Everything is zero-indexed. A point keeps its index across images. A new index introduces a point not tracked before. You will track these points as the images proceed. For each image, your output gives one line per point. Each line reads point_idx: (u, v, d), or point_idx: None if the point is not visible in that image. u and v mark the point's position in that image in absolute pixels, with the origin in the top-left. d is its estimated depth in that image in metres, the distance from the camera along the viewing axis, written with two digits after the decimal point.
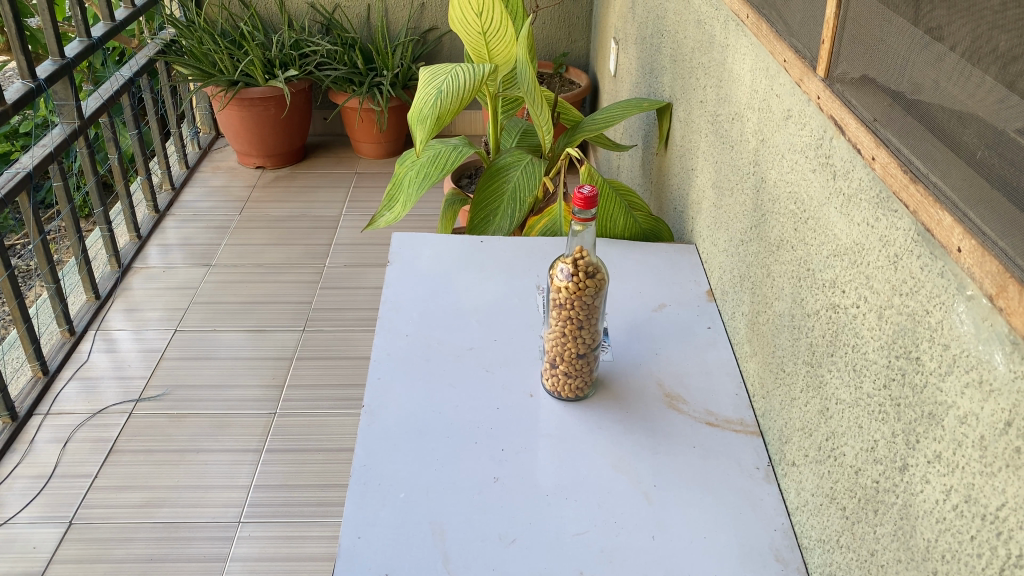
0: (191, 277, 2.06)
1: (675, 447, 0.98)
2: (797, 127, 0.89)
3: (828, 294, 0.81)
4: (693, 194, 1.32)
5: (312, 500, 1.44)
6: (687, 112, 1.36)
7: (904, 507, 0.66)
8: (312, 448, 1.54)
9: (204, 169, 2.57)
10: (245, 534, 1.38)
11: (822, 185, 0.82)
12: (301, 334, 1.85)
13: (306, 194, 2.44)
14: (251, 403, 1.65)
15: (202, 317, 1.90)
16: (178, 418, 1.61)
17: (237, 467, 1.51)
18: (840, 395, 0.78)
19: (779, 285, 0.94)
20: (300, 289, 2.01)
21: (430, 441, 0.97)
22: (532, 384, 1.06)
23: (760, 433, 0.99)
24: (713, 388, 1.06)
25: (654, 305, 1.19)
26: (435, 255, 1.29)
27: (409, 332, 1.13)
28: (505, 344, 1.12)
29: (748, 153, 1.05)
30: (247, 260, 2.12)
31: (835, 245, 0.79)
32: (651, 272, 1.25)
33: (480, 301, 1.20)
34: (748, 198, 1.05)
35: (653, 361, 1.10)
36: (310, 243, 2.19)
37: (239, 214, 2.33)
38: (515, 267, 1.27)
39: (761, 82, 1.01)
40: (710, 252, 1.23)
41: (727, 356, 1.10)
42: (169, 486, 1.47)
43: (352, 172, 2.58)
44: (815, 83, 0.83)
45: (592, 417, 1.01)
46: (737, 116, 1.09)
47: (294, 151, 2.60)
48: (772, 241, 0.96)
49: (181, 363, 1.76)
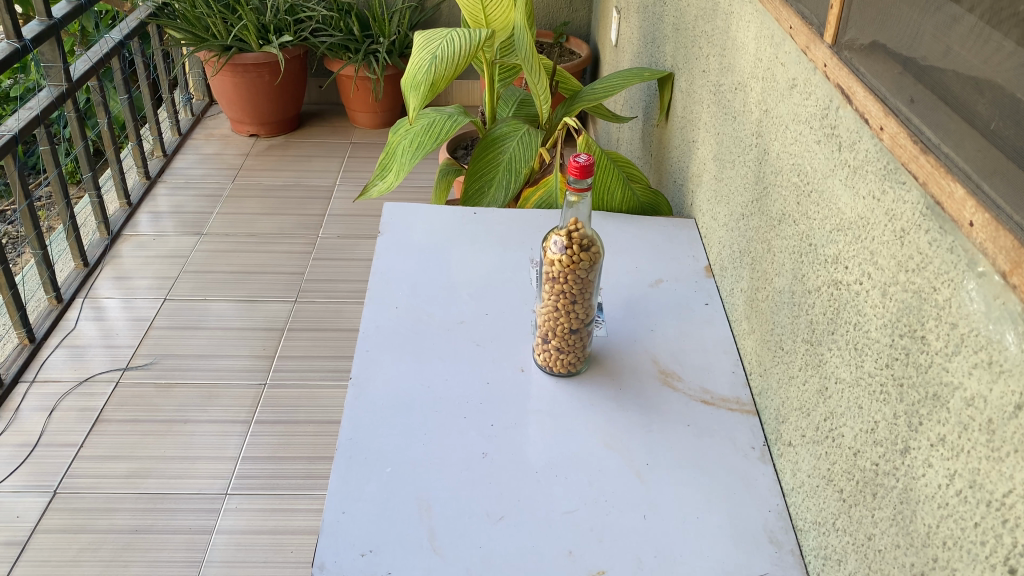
0: (182, 245, 2.02)
1: (670, 426, 0.95)
2: (803, 96, 0.85)
3: (830, 269, 0.78)
4: (694, 167, 1.29)
5: (301, 472, 1.42)
6: (689, 82, 1.33)
7: (904, 491, 0.63)
8: (302, 420, 1.52)
9: (196, 136, 2.52)
10: (231, 506, 1.36)
11: (827, 158, 0.79)
12: (293, 306, 1.82)
13: (300, 162, 2.40)
14: (240, 374, 1.62)
15: (192, 286, 1.87)
16: (166, 388, 1.59)
17: (225, 438, 1.48)
18: (840, 375, 0.75)
19: (779, 260, 0.92)
20: (292, 259, 1.97)
21: (417, 416, 0.95)
22: (524, 360, 1.03)
23: (755, 412, 0.97)
24: (710, 365, 1.03)
25: (651, 280, 1.16)
26: (428, 224, 1.26)
27: (399, 304, 1.10)
28: (497, 318, 1.09)
29: (751, 125, 1.02)
30: (239, 229, 2.08)
31: (839, 219, 0.76)
32: (649, 247, 1.22)
33: (472, 273, 1.16)
34: (750, 170, 1.02)
35: (648, 338, 1.07)
36: (303, 213, 2.16)
37: (232, 182, 2.29)
38: (510, 239, 1.24)
39: (766, 50, 0.97)
40: (709, 226, 1.20)
41: (724, 333, 1.07)
42: (156, 457, 1.45)
43: (348, 141, 2.54)
44: (821, 50, 0.80)
45: (585, 393, 0.99)
46: (740, 86, 1.06)
47: (288, 119, 2.55)
48: (773, 216, 0.93)
49: (169, 333, 1.73)
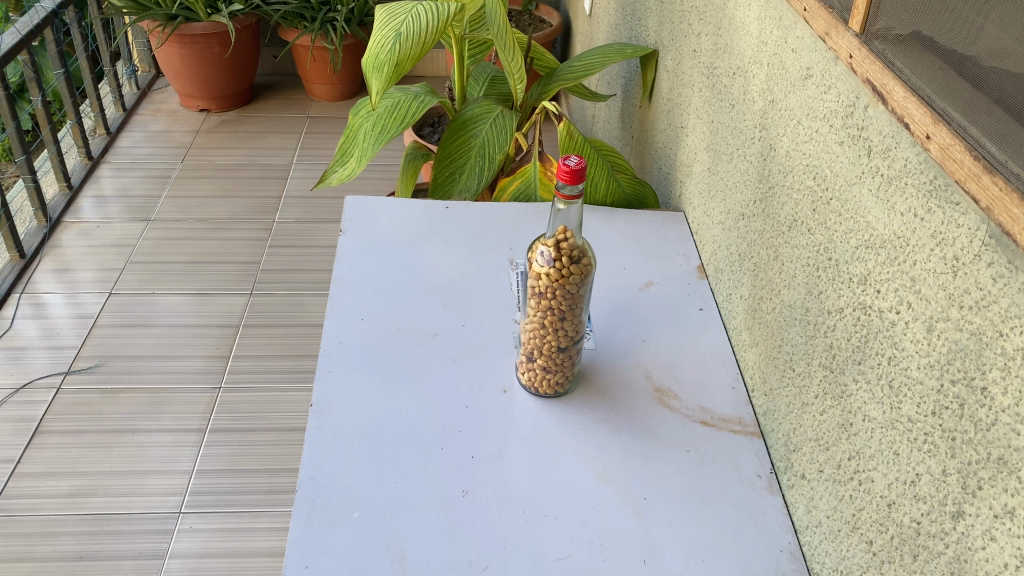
0: (128, 233, 1.88)
1: (667, 452, 0.87)
2: (820, 89, 0.75)
3: (856, 290, 0.69)
4: (683, 156, 1.19)
5: (261, 487, 1.32)
6: (677, 61, 1.22)
7: (956, 561, 0.55)
8: (261, 427, 1.42)
9: (142, 111, 2.36)
10: (186, 526, 1.26)
11: (852, 163, 0.69)
12: (249, 299, 1.70)
13: (255, 139, 2.26)
14: (193, 376, 1.51)
15: (139, 278, 1.74)
16: (112, 394, 1.47)
17: (177, 450, 1.37)
18: (870, 413, 0.67)
19: (788, 271, 0.82)
20: (247, 247, 1.85)
21: (388, 449, 0.85)
22: (506, 378, 0.93)
23: (760, 433, 0.88)
24: (708, 380, 0.94)
25: (640, 283, 1.07)
26: (394, 220, 1.15)
27: (365, 315, 0.99)
28: (474, 330, 0.99)
29: (753, 115, 0.92)
30: (189, 214, 1.95)
31: (868, 235, 0.67)
32: (636, 245, 1.13)
33: (446, 277, 1.06)
34: (751, 166, 0.92)
35: (639, 349, 0.98)
36: (259, 195, 2.02)
37: (181, 162, 2.14)
38: (485, 236, 1.13)
39: (772, 34, 0.87)
40: (701, 222, 1.10)
41: (722, 343, 0.98)
42: (102, 473, 1.33)
43: (305, 115, 2.39)
44: (846, 38, 0.70)
45: (574, 417, 0.90)
46: (740, 71, 0.96)
47: (240, 93, 2.40)
48: (781, 220, 0.84)
49: (115, 332, 1.60)
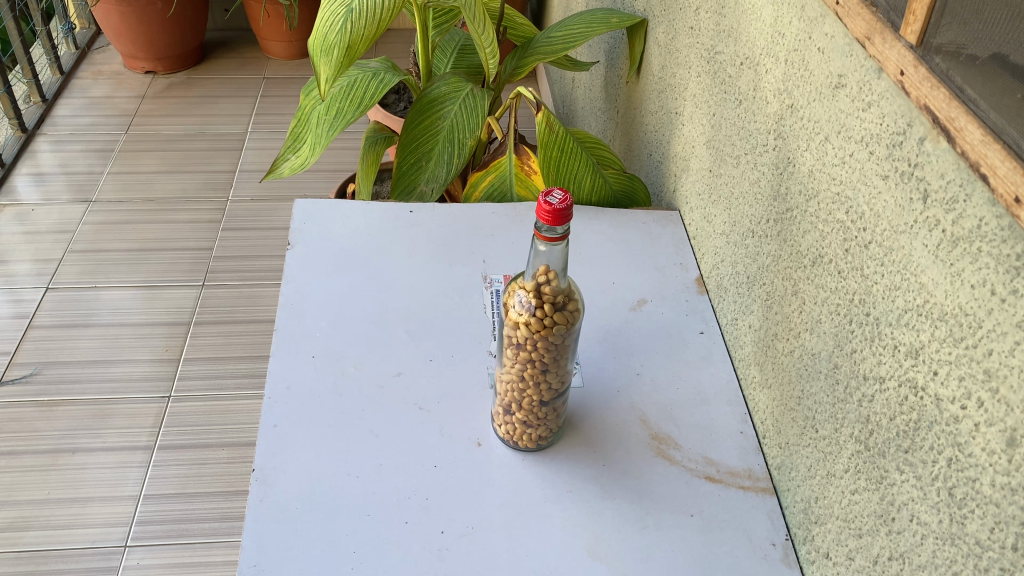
0: (68, 217, 1.72)
1: (668, 518, 0.74)
2: (857, 105, 0.62)
3: (904, 363, 0.56)
4: (678, 147, 1.05)
5: (216, 513, 1.21)
6: (670, 36, 1.07)
7: None
8: (215, 443, 1.30)
9: (82, 74, 2.17)
10: (132, 562, 1.14)
11: (899, 206, 0.56)
12: (200, 292, 1.56)
13: (206, 105, 2.08)
14: (140, 384, 1.38)
15: (80, 270, 1.59)
16: (49, 408, 1.33)
17: (123, 471, 1.25)
18: (920, 516, 0.55)
19: (811, 314, 0.70)
20: (199, 230, 1.70)
21: (343, 526, 0.72)
22: (479, 428, 0.81)
23: (773, 490, 0.77)
24: (712, 424, 0.82)
25: (632, 301, 0.94)
26: (350, 227, 1.00)
27: (316, 352, 0.86)
28: (443, 367, 0.85)
29: (766, 117, 0.78)
30: (135, 193, 1.79)
31: (922, 300, 0.54)
32: (626, 253, 0.99)
33: (409, 298, 0.92)
34: (763, 177, 0.79)
35: (633, 386, 0.85)
36: (210, 169, 1.86)
37: (126, 132, 1.97)
38: (454, 244, 0.99)
39: (790, 23, 0.73)
40: (700, 228, 0.97)
41: (727, 375, 0.86)
42: (38, 502, 1.21)
43: (261, 76, 2.21)
44: (896, 50, 0.56)
45: (559, 476, 0.77)
46: (749, 62, 0.81)
47: (189, 52, 2.21)
48: (803, 252, 0.71)
49: (52, 334, 1.46)
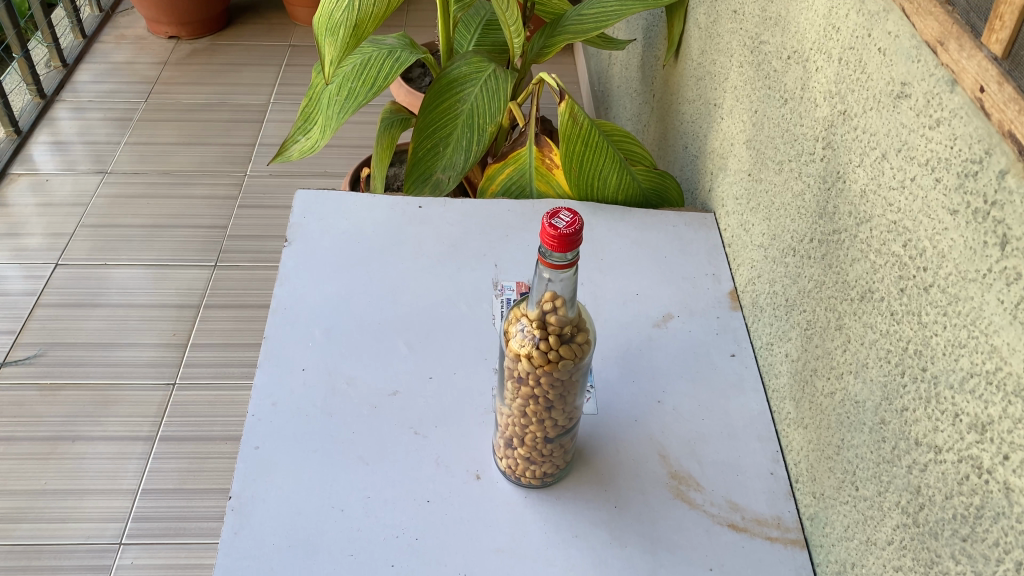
0: (82, 189, 1.67)
1: (682, 572, 0.66)
2: (923, 121, 0.52)
3: (966, 436, 0.47)
4: (715, 142, 0.95)
5: (215, 512, 1.15)
6: (711, 18, 0.97)
7: None
8: (218, 436, 1.24)
9: (105, 39, 2.11)
10: (126, 562, 1.10)
11: (971, 249, 0.47)
12: (212, 273, 1.50)
13: (229, 73, 2.01)
14: (145, 370, 1.33)
15: (91, 246, 1.54)
16: (51, 393, 1.29)
17: (122, 463, 1.20)
18: None
19: (856, 355, 0.61)
20: (214, 206, 1.64)
21: (322, 566, 0.65)
22: (479, 458, 0.73)
23: (804, 543, 0.68)
24: (738, 463, 0.74)
25: (656, 316, 0.85)
26: (354, 225, 0.93)
27: (307, 365, 0.79)
28: (443, 385, 0.78)
29: (815, 123, 0.68)
30: (151, 165, 1.73)
31: (994, 365, 0.45)
32: (654, 262, 0.91)
33: (412, 307, 0.85)
34: (809, 189, 0.69)
35: (653, 415, 0.77)
36: (229, 141, 1.80)
37: (146, 100, 1.91)
38: (464, 246, 0.91)
39: (846, 16, 0.63)
40: (736, 236, 0.88)
41: (759, 407, 0.78)
42: (33, 492, 1.16)
43: (286, 43, 2.13)
44: (978, 61, 0.47)
45: (564, 518, 0.69)
46: (798, 57, 0.72)
47: (214, 17, 2.13)
48: (851, 283, 0.62)
49: (58, 314, 1.41)
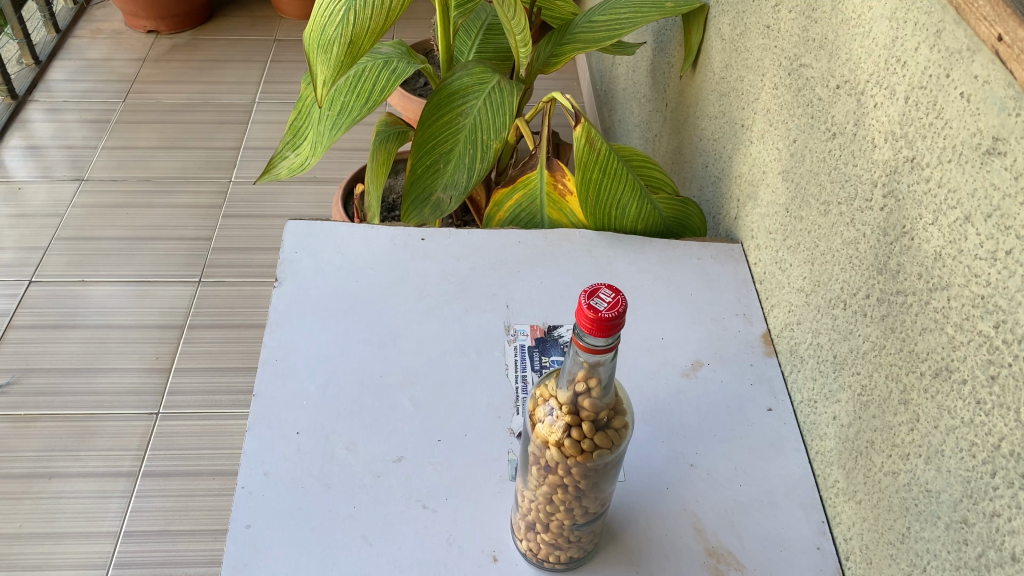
0: (58, 198, 1.58)
1: None
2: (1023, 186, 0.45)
3: None
4: (742, 167, 0.88)
5: (204, 555, 1.08)
6: (738, 30, 0.89)
7: None
8: (206, 470, 1.17)
9: (79, 34, 2.00)
10: None
11: None
12: (196, 289, 1.42)
13: (212, 70, 1.91)
14: (126, 398, 1.25)
15: (67, 260, 1.45)
16: (25, 425, 1.21)
17: (103, 502, 1.13)
18: None
19: (930, 438, 0.54)
20: (198, 216, 1.55)
21: None
22: (496, 536, 0.65)
23: None
24: (782, 535, 0.66)
25: (685, 364, 0.78)
26: (351, 262, 0.85)
27: (302, 427, 0.71)
28: (453, 449, 0.71)
29: (872, 165, 0.61)
30: (131, 171, 1.64)
31: None
32: (679, 301, 0.83)
33: (417, 357, 0.77)
34: (865, 239, 0.62)
35: (686, 481, 0.70)
36: (213, 144, 1.71)
37: (124, 100, 1.81)
38: (472, 284, 0.84)
39: (914, 50, 0.55)
40: (770, 273, 0.81)
41: (801, 470, 0.70)
42: (8, 537, 1.09)
43: (272, 38, 2.04)
44: None
45: None
46: (850, 88, 0.64)
47: (194, 11, 2.03)
48: (922, 355, 0.55)
49: (33, 336, 1.33)
